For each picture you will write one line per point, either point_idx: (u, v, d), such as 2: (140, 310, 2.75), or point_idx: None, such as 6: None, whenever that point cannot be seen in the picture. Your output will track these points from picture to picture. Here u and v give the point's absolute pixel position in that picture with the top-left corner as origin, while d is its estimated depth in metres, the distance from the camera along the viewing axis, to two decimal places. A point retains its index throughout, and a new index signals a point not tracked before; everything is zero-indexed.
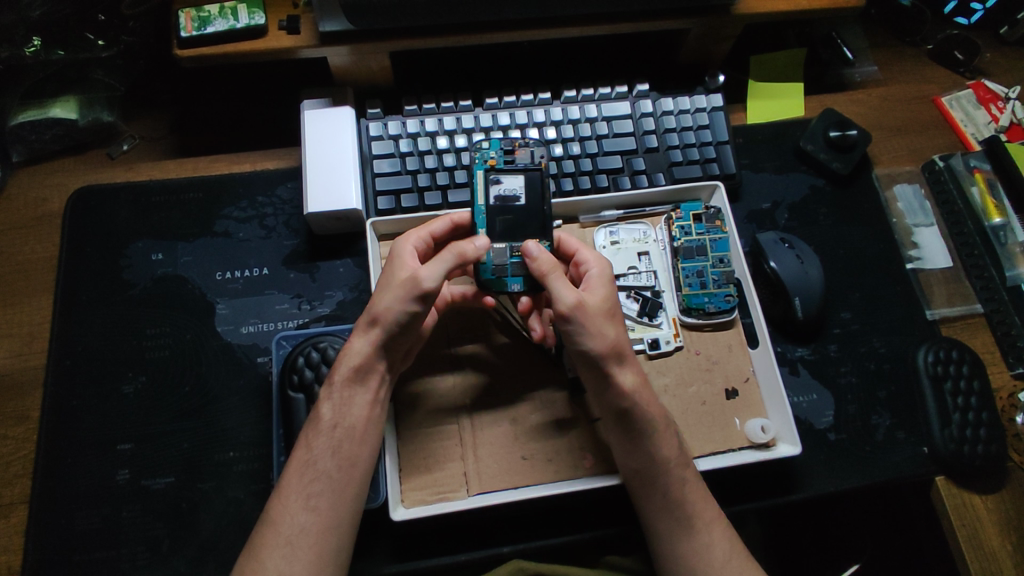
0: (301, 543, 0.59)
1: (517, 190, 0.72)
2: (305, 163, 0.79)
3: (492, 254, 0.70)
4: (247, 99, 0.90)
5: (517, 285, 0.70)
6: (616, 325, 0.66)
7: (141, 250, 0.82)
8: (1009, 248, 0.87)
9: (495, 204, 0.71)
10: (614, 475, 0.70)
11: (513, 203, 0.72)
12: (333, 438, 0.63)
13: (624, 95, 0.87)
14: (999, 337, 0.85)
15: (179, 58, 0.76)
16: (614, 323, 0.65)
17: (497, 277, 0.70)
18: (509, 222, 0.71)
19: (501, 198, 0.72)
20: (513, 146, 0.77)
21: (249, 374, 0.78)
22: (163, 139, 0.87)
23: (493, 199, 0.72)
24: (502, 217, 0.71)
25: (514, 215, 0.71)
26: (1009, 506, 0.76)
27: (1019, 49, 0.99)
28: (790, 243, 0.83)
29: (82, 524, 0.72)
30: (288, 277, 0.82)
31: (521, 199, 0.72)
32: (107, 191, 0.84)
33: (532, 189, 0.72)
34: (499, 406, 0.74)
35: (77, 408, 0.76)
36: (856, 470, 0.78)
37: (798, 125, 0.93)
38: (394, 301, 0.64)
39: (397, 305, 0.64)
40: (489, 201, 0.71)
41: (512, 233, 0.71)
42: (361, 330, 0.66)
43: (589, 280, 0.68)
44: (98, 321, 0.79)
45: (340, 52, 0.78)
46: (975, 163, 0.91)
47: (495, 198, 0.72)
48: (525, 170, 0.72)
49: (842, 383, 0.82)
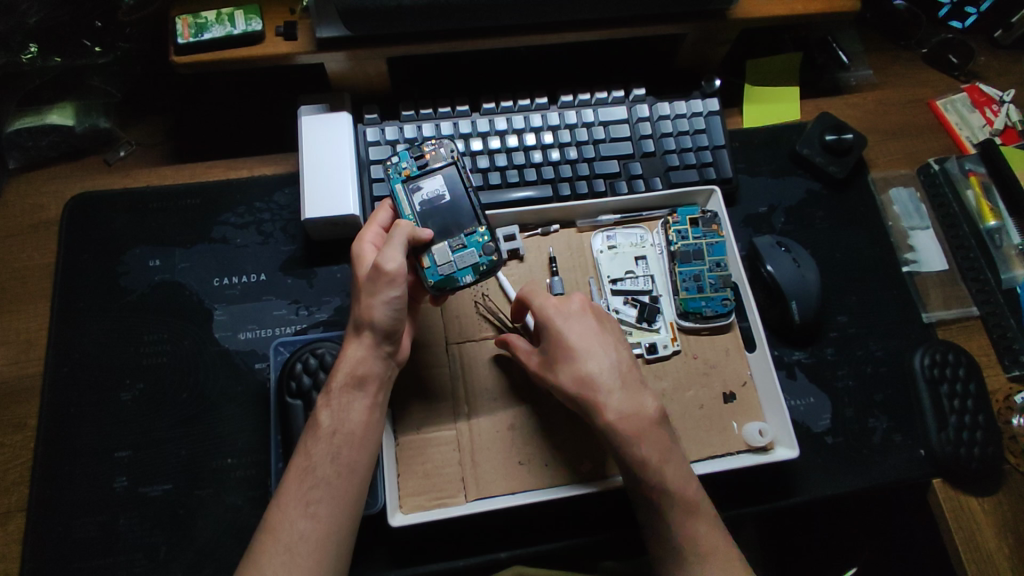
0: (300, 551, 0.58)
1: (439, 190, 0.74)
2: (302, 169, 0.79)
3: (434, 256, 0.71)
4: (244, 105, 0.90)
5: (468, 276, 0.71)
6: (565, 364, 0.69)
7: (139, 256, 0.82)
8: (1004, 251, 0.88)
9: (422, 209, 0.74)
10: (612, 480, 0.71)
11: (440, 202, 0.74)
12: (333, 444, 0.63)
13: (620, 99, 0.88)
14: (995, 340, 0.85)
15: (177, 65, 0.76)
16: (561, 364, 0.69)
17: (445, 274, 0.71)
18: (438, 221, 0.73)
19: (426, 201, 0.74)
20: (422, 151, 0.76)
21: (247, 380, 0.78)
22: (160, 145, 0.87)
23: (420, 205, 0.74)
24: (432, 219, 0.73)
25: (442, 212, 0.73)
26: (1006, 508, 0.77)
27: (1013, 52, 1.00)
28: (786, 246, 0.83)
29: (80, 532, 0.71)
30: (285, 282, 0.82)
31: (446, 195, 0.74)
32: (104, 197, 0.84)
33: (452, 184, 0.75)
34: (498, 411, 0.74)
35: (74, 415, 0.75)
36: (853, 473, 0.79)
37: (794, 129, 0.93)
38: (370, 300, 0.65)
39: (378, 303, 0.65)
40: (415, 208, 0.74)
41: (444, 232, 0.73)
42: (353, 339, 0.67)
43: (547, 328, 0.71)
44: (95, 328, 0.79)
45: (337, 58, 0.78)
46: (970, 166, 0.91)
47: (421, 203, 0.74)
48: (441, 168, 0.75)
49: (839, 387, 0.83)
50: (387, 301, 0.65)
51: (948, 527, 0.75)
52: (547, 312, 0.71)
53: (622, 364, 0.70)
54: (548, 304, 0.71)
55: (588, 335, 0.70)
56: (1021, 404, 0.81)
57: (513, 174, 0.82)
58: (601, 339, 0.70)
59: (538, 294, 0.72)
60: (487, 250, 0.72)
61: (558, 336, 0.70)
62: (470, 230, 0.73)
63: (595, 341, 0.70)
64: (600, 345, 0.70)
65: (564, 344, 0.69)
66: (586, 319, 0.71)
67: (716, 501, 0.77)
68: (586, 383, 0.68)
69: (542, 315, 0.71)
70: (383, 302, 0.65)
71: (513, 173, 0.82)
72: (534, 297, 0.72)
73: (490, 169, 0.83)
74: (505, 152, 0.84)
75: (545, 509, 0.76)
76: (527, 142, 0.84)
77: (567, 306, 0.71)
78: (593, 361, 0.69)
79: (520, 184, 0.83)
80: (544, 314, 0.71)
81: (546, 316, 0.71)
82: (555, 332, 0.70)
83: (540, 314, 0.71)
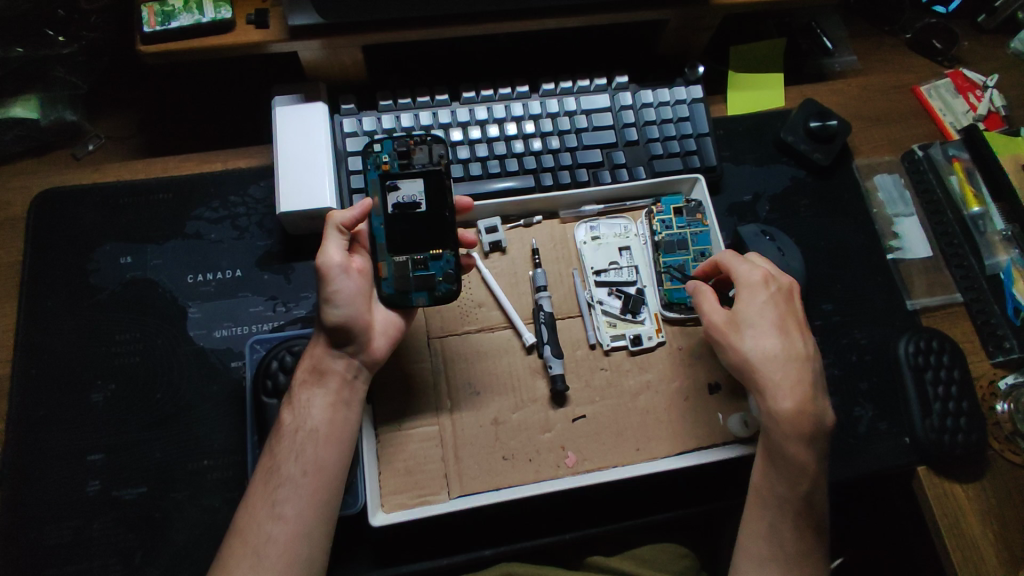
0: (267, 551, 0.61)
1: (415, 196, 0.71)
2: (277, 162, 0.77)
3: (392, 267, 0.71)
4: (217, 96, 0.87)
5: (421, 298, 0.71)
6: (756, 339, 0.67)
7: (109, 253, 0.80)
8: (987, 237, 0.87)
9: (394, 212, 0.71)
10: (595, 474, 0.69)
11: (413, 209, 0.71)
12: (295, 443, 0.65)
13: (603, 87, 0.86)
14: (979, 326, 0.85)
15: (143, 55, 0.74)
16: (751, 336, 0.67)
17: (399, 291, 0.71)
18: (408, 230, 0.71)
19: (400, 204, 0.71)
20: (408, 146, 0.73)
21: (223, 379, 0.76)
22: (130, 139, 0.85)
23: (392, 207, 0.71)
24: (401, 225, 0.71)
25: (414, 221, 0.71)
26: (991, 494, 0.76)
27: (996, 37, 0.99)
28: (771, 235, 0.82)
29: (52, 537, 0.70)
30: (261, 278, 0.80)
31: (422, 205, 0.71)
32: (72, 192, 0.81)
33: (433, 193, 0.71)
34: (481, 406, 0.73)
35: (43, 418, 0.73)
36: (838, 462, 0.78)
37: (779, 116, 0.93)
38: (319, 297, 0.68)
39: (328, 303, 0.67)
40: (387, 210, 0.71)
41: (414, 242, 0.71)
42: (316, 342, 0.70)
43: (743, 296, 0.69)
44: (64, 328, 0.77)
45: (311, 47, 0.75)
46: (953, 152, 0.91)
47: (393, 205, 0.71)
48: (423, 173, 0.71)
49: (824, 376, 0.82)
50: (327, 296, 0.67)
51: (932, 515, 0.75)
52: (752, 284, 0.69)
53: (805, 351, 0.67)
54: (748, 279, 0.69)
55: (780, 314, 0.68)
56: (1004, 390, 0.81)
57: (494, 164, 0.80)
58: (794, 324, 0.68)
59: (741, 264, 0.71)
60: (447, 277, 0.71)
61: (754, 310, 0.68)
62: (438, 253, 0.71)
63: (784, 322, 0.68)
64: (792, 328, 0.68)
65: (757, 318, 0.68)
66: (786, 300, 0.69)
67: (701, 493, 0.77)
68: (768, 361, 0.66)
69: (746, 285, 0.69)
70: (326, 299, 0.67)
71: (494, 163, 0.80)
72: (738, 267, 0.71)
73: (470, 159, 0.81)
74: (486, 142, 0.82)
75: (530, 505, 0.75)
76: (509, 131, 0.82)
77: (775, 283, 0.69)
78: (781, 343, 0.67)
79: (501, 174, 0.81)
80: (746, 286, 0.69)
81: (746, 288, 0.69)
82: (752, 306, 0.68)
83: (742, 283, 0.70)
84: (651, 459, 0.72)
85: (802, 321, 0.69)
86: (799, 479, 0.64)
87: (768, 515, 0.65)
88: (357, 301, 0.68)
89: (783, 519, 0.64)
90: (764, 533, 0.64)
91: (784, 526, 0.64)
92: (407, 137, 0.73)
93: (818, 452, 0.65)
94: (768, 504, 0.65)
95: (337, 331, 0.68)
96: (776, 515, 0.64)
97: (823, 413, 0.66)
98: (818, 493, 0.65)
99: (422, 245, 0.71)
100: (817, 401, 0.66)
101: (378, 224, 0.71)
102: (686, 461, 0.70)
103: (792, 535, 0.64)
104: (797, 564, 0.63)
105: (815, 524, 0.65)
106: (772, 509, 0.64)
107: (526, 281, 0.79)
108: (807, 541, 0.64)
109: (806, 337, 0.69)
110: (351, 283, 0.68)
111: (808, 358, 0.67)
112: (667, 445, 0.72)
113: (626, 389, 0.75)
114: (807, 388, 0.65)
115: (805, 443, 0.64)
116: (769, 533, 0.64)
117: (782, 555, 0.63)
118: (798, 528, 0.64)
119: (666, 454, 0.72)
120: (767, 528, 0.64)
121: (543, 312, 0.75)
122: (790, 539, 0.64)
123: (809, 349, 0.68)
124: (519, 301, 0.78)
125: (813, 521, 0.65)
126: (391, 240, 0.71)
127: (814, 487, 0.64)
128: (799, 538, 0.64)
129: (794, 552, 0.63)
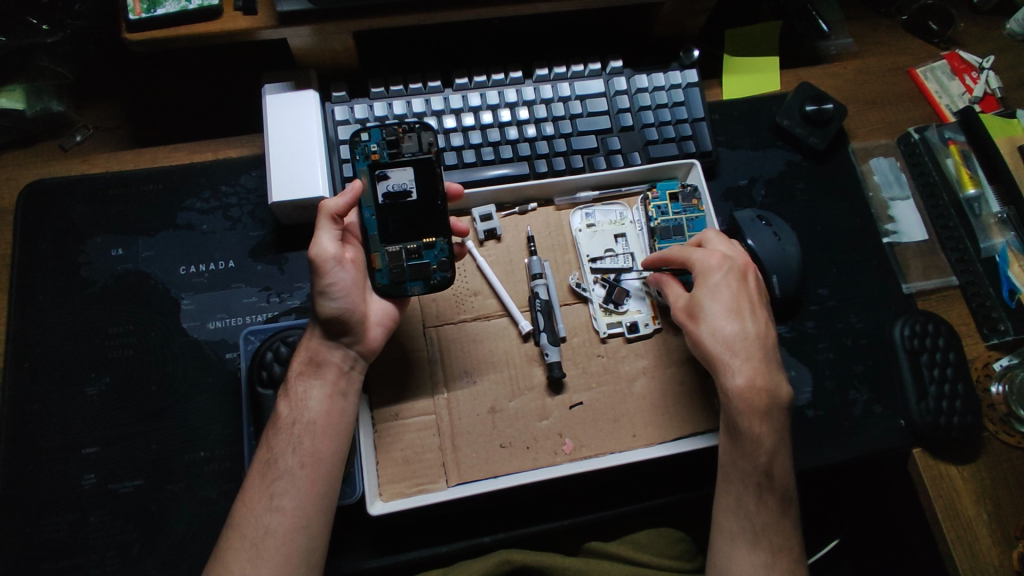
0: (266, 544, 0.60)
1: (405, 185, 0.70)
2: (268, 151, 0.77)
3: (387, 258, 0.70)
4: (206, 85, 0.86)
5: (417, 287, 0.70)
6: (708, 322, 0.68)
7: (100, 246, 0.79)
8: (982, 220, 0.87)
9: (384, 202, 0.70)
10: (592, 461, 0.69)
11: (405, 199, 0.70)
12: (293, 435, 0.65)
13: (597, 73, 0.85)
14: (974, 309, 0.85)
15: (129, 43, 0.72)
16: (704, 320, 0.68)
17: (394, 282, 0.70)
18: (401, 220, 0.70)
19: (390, 194, 0.70)
20: (397, 134, 0.72)
21: (218, 370, 0.76)
22: (118, 128, 0.84)
23: (382, 197, 0.70)
24: (394, 216, 0.70)
25: (406, 211, 0.70)
26: (985, 474, 0.76)
27: (993, 18, 0.98)
28: (766, 220, 0.82)
29: (49, 531, 0.70)
30: (255, 269, 0.79)
31: (412, 193, 0.70)
32: (61, 184, 0.80)
33: (423, 181, 0.70)
34: (478, 394, 0.73)
35: (37, 412, 0.73)
36: (833, 446, 0.79)
37: (774, 100, 0.92)
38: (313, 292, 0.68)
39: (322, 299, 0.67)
40: (378, 201, 0.70)
41: (407, 232, 0.70)
42: (311, 333, 0.70)
43: (700, 282, 0.69)
44: (56, 321, 0.76)
45: (300, 34, 0.74)
46: (949, 135, 0.90)
47: (384, 194, 0.70)
48: (412, 161, 0.70)
49: (821, 360, 0.82)
50: (322, 288, 0.67)
51: (928, 496, 0.75)
52: (706, 269, 0.70)
53: (760, 331, 0.68)
54: (704, 264, 0.70)
55: (733, 297, 0.68)
56: (999, 371, 0.81)
57: (488, 151, 0.79)
58: (748, 304, 0.69)
59: (696, 252, 0.71)
60: (441, 266, 0.71)
61: (708, 294, 0.69)
62: (431, 242, 0.71)
63: (737, 304, 0.68)
64: (746, 309, 0.68)
65: (711, 302, 0.68)
66: (740, 281, 0.69)
67: (696, 478, 0.77)
68: (719, 343, 0.67)
69: (701, 271, 0.70)
70: (322, 294, 0.67)
71: (488, 151, 0.80)
72: (693, 254, 0.71)
73: (465, 147, 0.80)
74: (479, 129, 0.81)
75: (527, 491, 0.75)
76: (502, 118, 0.81)
77: (728, 265, 0.69)
78: (735, 324, 0.67)
79: (494, 162, 0.80)
80: (700, 271, 0.70)
81: (701, 274, 0.70)
82: (705, 290, 0.69)
83: (697, 269, 0.70)
84: (649, 445, 0.72)
85: (757, 301, 0.69)
86: (756, 453, 0.65)
87: (735, 490, 0.65)
88: (353, 292, 0.68)
89: (748, 493, 0.64)
90: (735, 508, 0.65)
91: (747, 496, 0.64)
92: (394, 125, 0.72)
93: (773, 425, 0.65)
94: (732, 479, 0.65)
95: (332, 323, 0.68)
96: (741, 488, 0.65)
97: (776, 389, 0.66)
98: (780, 466, 0.65)
99: (417, 236, 0.71)
100: (772, 377, 0.66)
101: (369, 214, 0.70)
102: (682, 447, 0.70)
103: (758, 508, 0.64)
104: (767, 535, 0.63)
105: (780, 496, 0.65)
106: (737, 483, 0.65)
107: (522, 269, 0.78)
108: (773, 513, 0.64)
109: (761, 317, 0.69)
110: (346, 274, 0.68)
111: (763, 338, 0.68)
112: (665, 430, 0.72)
113: (623, 375, 0.74)
114: (760, 367, 0.66)
115: (758, 418, 0.65)
116: (736, 508, 0.65)
117: (750, 527, 0.64)
118: (763, 500, 0.64)
119: (661, 440, 0.72)
120: (734, 503, 0.65)
121: (539, 300, 0.74)
122: (756, 511, 0.64)
123: (764, 327, 0.68)
124: (515, 289, 0.77)
125: (777, 494, 0.65)
126: (385, 230, 0.70)
127: (774, 459, 0.65)
128: (764, 510, 0.64)
129: (761, 524, 0.64)
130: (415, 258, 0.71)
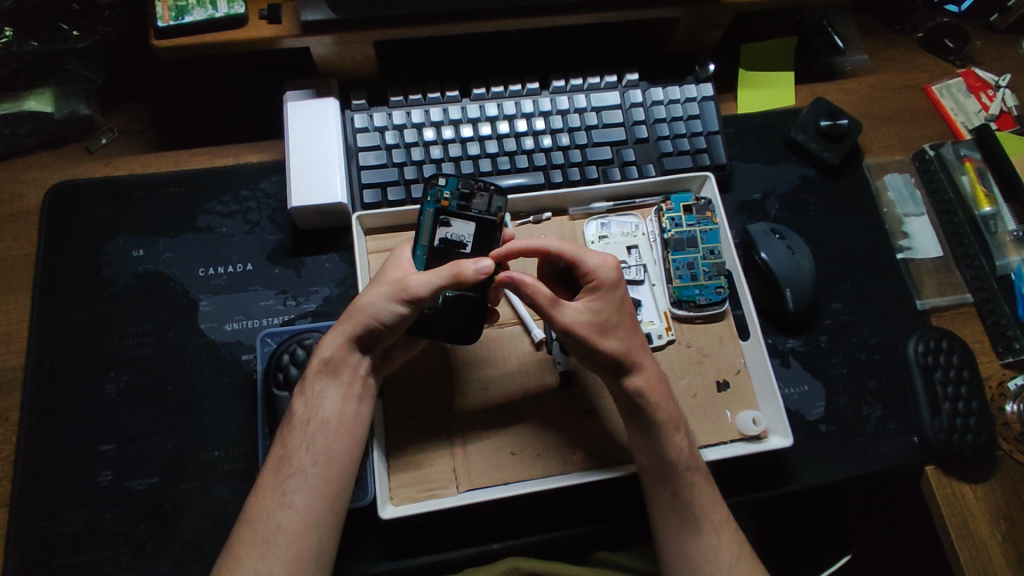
0: (278, 541, 0.61)
1: (464, 238, 0.71)
2: (288, 156, 0.78)
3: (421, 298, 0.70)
4: (228, 90, 0.88)
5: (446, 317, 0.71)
6: (599, 338, 0.65)
7: (122, 246, 0.80)
8: (999, 237, 0.87)
9: (440, 246, 0.70)
10: (601, 470, 0.69)
11: (457, 249, 0.71)
12: (307, 432, 0.65)
13: (613, 85, 0.86)
14: (988, 326, 0.84)
15: (157, 49, 0.74)
16: (596, 335, 0.65)
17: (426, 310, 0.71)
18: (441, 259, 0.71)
19: (447, 240, 0.71)
20: (470, 189, 0.71)
21: (234, 372, 0.77)
22: (142, 132, 0.85)
23: (439, 241, 0.70)
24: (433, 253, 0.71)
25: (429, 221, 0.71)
26: (998, 493, 0.76)
27: (1008, 37, 0.99)
28: (780, 233, 0.82)
29: (65, 527, 0.70)
30: (272, 272, 0.80)
31: (467, 246, 0.71)
32: (84, 185, 0.82)
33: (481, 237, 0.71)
34: (490, 401, 0.73)
35: (56, 409, 0.74)
36: (847, 461, 0.78)
37: (789, 115, 0.92)
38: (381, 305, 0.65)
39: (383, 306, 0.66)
40: (433, 243, 0.70)
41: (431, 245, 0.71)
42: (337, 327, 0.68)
43: (595, 286, 0.67)
44: (77, 320, 0.77)
45: (323, 43, 0.76)
46: (965, 152, 0.91)
47: (440, 240, 0.70)
48: (480, 219, 0.71)
49: (833, 374, 0.82)
50: (394, 313, 0.65)
51: (940, 514, 0.75)
52: (598, 277, 0.67)
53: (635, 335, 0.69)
54: (600, 269, 0.67)
55: (623, 305, 0.68)
56: (1014, 390, 0.80)
57: (504, 161, 0.81)
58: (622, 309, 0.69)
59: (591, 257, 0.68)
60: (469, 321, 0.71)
61: (604, 306, 0.66)
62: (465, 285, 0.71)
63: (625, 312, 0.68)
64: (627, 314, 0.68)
65: (608, 313, 0.66)
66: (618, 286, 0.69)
67: None
68: (623, 355, 0.66)
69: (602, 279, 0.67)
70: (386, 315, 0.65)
71: (504, 160, 0.81)
72: (589, 258, 0.68)
73: (480, 155, 0.81)
74: (496, 138, 0.82)
75: (537, 500, 0.75)
76: (518, 129, 0.82)
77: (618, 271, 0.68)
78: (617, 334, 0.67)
79: (510, 171, 0.81)
80: (601, 279, 0.67)
81: (602, 283, 0.67)
82: (606, 299, 0.67)
83: (600, 276, 0.67)
84: None
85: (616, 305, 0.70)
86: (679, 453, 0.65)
87: None
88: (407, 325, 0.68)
89: None
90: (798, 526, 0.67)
91: None
92: (473, 180, 0.71)
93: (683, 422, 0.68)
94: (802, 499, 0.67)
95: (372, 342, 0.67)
96: None
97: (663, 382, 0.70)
98: None
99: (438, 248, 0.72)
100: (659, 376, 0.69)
101: (421, 252, 0.71)
102: None
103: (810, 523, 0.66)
104: None
105: None
106: None
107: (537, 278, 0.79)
108: None
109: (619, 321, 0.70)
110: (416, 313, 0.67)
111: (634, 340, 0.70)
112: None
113: None
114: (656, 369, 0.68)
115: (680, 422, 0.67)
116: None
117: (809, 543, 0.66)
118: None
119: None
120: None
121: None
122: None
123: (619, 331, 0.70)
124: None
125: None
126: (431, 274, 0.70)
127: None
128: None
129: None
130: (442, 301, 0.69)
